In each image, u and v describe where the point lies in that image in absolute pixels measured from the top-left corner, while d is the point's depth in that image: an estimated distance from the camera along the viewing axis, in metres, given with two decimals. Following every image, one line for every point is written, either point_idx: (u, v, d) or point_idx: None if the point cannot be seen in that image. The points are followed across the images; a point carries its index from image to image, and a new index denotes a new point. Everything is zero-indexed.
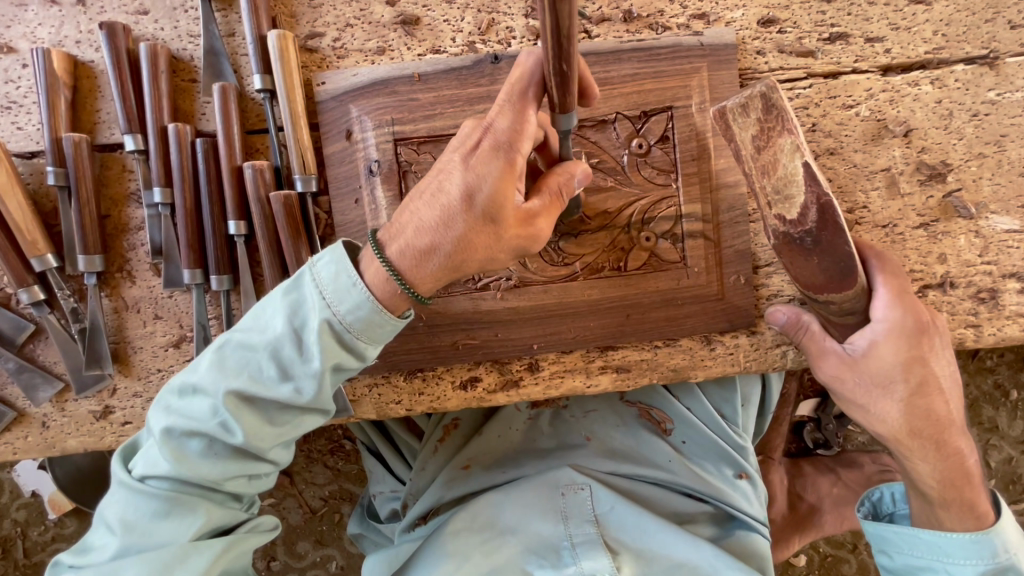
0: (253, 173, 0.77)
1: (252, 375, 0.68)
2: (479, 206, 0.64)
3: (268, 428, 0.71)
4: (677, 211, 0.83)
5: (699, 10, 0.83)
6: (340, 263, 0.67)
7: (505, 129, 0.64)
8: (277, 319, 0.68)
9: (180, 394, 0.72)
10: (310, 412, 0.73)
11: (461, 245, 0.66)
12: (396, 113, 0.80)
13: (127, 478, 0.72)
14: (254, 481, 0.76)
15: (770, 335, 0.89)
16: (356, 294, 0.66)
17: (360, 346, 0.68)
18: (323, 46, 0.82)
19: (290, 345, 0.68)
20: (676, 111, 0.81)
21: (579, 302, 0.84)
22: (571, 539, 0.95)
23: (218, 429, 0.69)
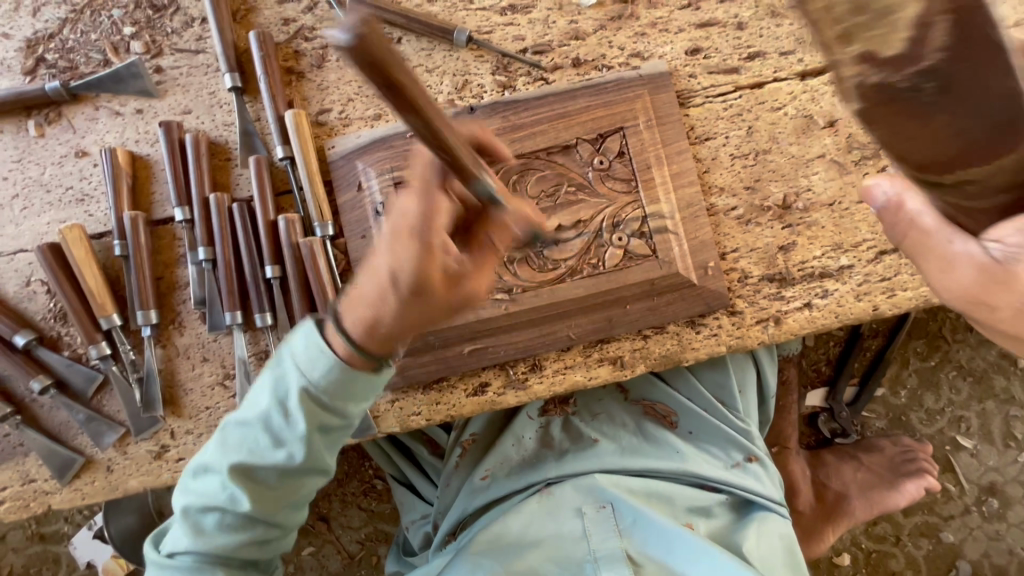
0: (286, 224, 0.94)
1: (250, 447, 0.75)
2: (404, 285, 0.62)
3: (273, 495, 0.77)
4: (642, 212, 0.95)
5: (635, 50, 1.00)
6: (303, 334, 0.74)
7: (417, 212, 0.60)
8: (261, 395, 0.75)
9: (192, 475, 0.78)
10: (311, 473, 0.79)
11: (401, 321, 0.66)
12: (394, 162, 0.96)
13: (157, 555, 0.79)
14: (269, 547, 0.80)
15: (749, 313, 0.98)
16: (323, 359, 0.71)
17: (336, 405, 0.74)
18: (330, 119, 1.00)
19: (278, 414, 0.74)
20: (627, 130, 0.95)
21: (568, 302, 0.95)
22: (595, 554, 1.01)
23: (226, 502, 0.74)
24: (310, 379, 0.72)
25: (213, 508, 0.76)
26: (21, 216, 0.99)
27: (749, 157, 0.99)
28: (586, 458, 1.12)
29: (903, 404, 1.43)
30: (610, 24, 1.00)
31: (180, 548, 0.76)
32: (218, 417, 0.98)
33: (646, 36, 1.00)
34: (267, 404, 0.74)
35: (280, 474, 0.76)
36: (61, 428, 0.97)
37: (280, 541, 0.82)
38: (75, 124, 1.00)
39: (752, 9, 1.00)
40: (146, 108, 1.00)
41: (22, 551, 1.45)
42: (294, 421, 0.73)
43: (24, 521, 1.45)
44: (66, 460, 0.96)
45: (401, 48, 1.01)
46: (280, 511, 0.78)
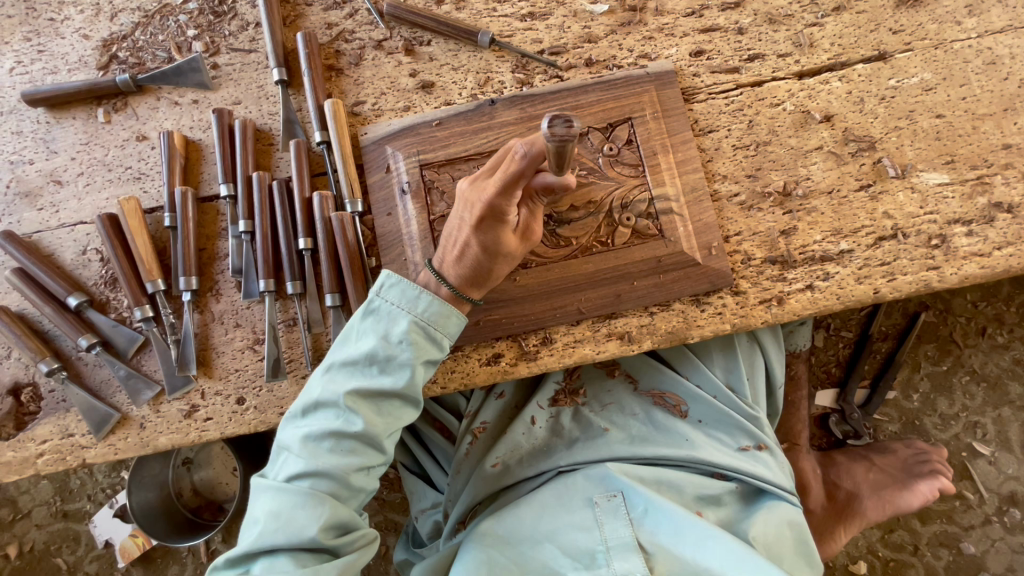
0: (320, 200, 1.02)
1: (362, 376, 0.88)
2: (496, 253, 0.89)
3: (380, 420, 0.89)
4: (648, 195, 1.02)
5: (643, 52, 1.09)
6: (403, 282, 0.92)
7: (496, 202, 0.83)
8: (369, 333, 0.90)
9: (303, 412, 0.90)
10: (408, 404, 0.92)
11: (493, 274, 0.93)
12: (420, 147, 1.05)
13: (270, 483, 0.87)
14: (370, 478, 0.91)
15: (752, 293, 1.02)
16: (425, 297, 0.91)
17: (437, 338, 0.91)
18: (364, 110, 1.10)
19: (384, 348, 0.89)
20: (635, 120, 1.03)
21: (579, 276, 1.00)
22: (607, 543, 1.02)
23: (344, 424, 0.86)
24: (417, 317, 0.90)
25: (330, 434, 0.86)
26: (84, 191, 1.10)
27: (750, 148, 1.06)
28: (597, 446, 1.14)
29: (916, 408, 1.43)
30: (620, 29, 1.10)
31: (296, 472, 0.86)
32: (246, 379, 1.04)
33: (653, 39, 1.10)
34: (378, 338, 0.89)
35: (386, 403, 0.90)
36: (102, 385, 1.05)
37: (379, 471, 0.92)
38: (139, 112, 1.12)
39: (752, 16, 1.10)
40: (201, 99, 1.12)
41: (44, 528, 1.49)
42: (402, 351, 0.89)
43: (49, 498, 1.50)
44: (104, 414, 1.02)
45: (431, 48, 1.12)
46: (384, 439, 0.90)
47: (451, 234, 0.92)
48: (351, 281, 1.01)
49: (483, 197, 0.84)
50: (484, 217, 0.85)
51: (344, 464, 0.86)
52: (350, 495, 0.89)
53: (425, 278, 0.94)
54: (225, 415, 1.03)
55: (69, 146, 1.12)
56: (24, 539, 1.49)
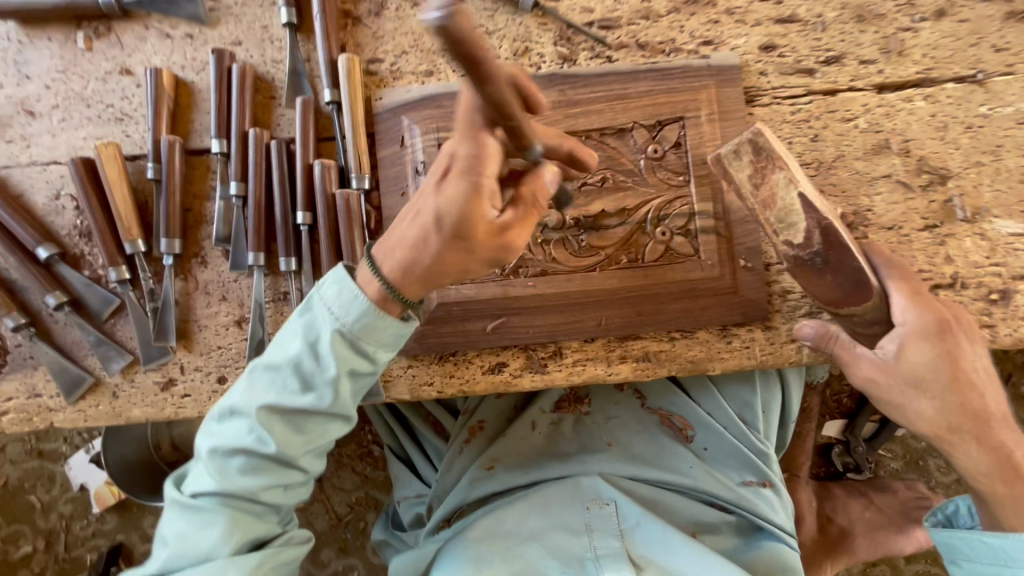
0: (321, 169, 0.91)
1: (279, 390, 0.76)
2: (449, 233, 0.67)
3: (297, 437, 0.77)
4: (689, 209, 0.91)
5: (706, 37, 0.95)
6: (345, 279, 0.75)
7: (464, 153, 0.63)
8: (295, 339, 0.76)
9: (217, 418, 0.79)
10: (334, 420, 0.79)
11: (436, 262, 0.70)
12: (441, 122, 0.93)
13: (177, 499, 0.79)
14: (289, 495, 0.81)
15: (785, 329, 0.93)
16: (361, 301, 0.74)
17: (369, 350, 0.76)
18: (381, 69, 0.97)
19: (308, 359, 0.75)
20: (687, 121, 0.91)
21: (601, 292, 0.91)
22: (596, 551, 0.97)
23: (256, 443, 0.75)
24: (346, 323, 0.74)
25: (242, 452, 0.76)
26: (58, 127, 0.98)
27: (810, 167, 0.94)
28: (596, 460, 1.08)
29: (923, 447, 1.38)
30: (684, 7, 0.95)
31: (204, 490, 0.77)
32: (228, 358, 0.96)
33: (720, 24, 0.95)
34: (304, 347, 0.75)
35: (304, 418, 0.77)
36: (73, 346, 0.97)
37: (302, 487, 0.83)
38: (123, 41, 0.98)
39: (837, 11, 0.95)
40: (196, 34, 0.98)
41: (19, 465, 1.47)
42: (325, 363, 0.75)
43: (23, 435, 1.46)
44: (75, 378, 0.95)
45: None
46: (301, 457, 0.79)
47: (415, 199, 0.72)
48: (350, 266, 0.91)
49: (448, 142, 0.65)
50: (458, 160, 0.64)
51: (254, 485, 0.77)
52: (267, 511, 0.81)
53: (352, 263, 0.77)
54: (204, 394, 0.96)
55: (42, 71, 0.98)
56: None
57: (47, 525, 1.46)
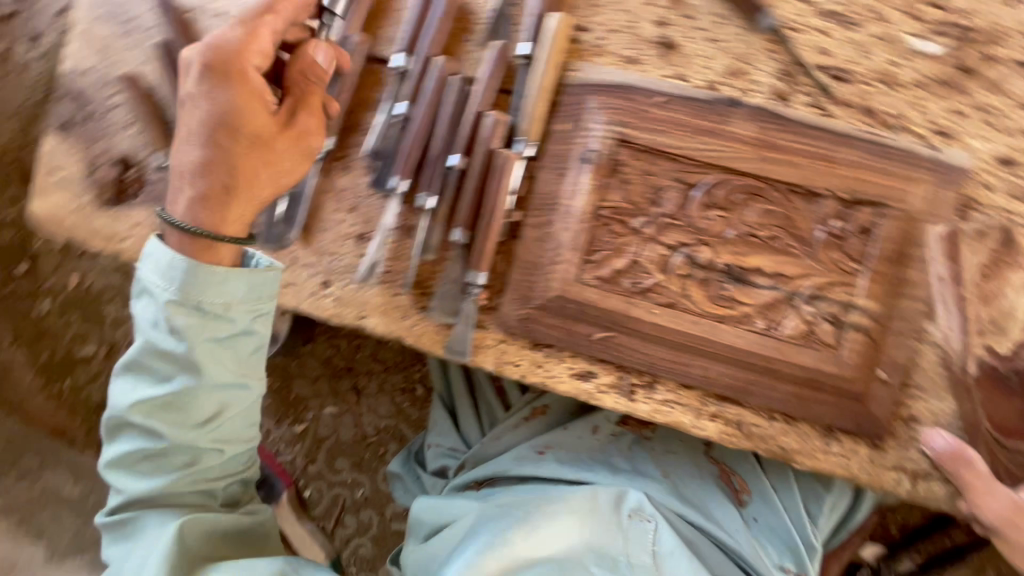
0: (493, 122, 0.88)
1: (142, 375, 0.82)
2: (236, 130, 0.79)
3: (180, 415, 0.81)
4: (850, 299, 0.84)
5: (943, 126, 0.85)
6: (158, 247, 0.79)
7: (228, 51, 0.79)
8: (141, 328, 0.81)
9: (110, 437, 0.86)
10: (228, 390, 0.82)
11: (246, 174, 0.80)
12: (627, 117, 0.87)
13: (105, 516, 0.86)
14: (222, 466, 0.88)
15: (892, 455, 0.87)
16: (180, 266, 0.77)
17: (221, 310, 0.79)
18: (585, 39, 0.91)
19: (154, 342, 0.80)
20: (886, 210, 0.83)
21: (722, 346, 0.86)
22: (630, 558, 0.89)
23: (148, 437, 0.82)
24: (183, 290, 0.77)
25: (141, 455, 0.83)
26: None
27: (992, 302, 0.86)
28: (645, 481, 1.05)
29: None
30: (931, 86, 0.85)
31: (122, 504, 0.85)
32: (339, 267, 0.97)
33: (964, 118, 0.85)
34: (144, 336, 0.80)
35: (191, 401, 0.80)
36: None
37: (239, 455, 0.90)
38: None
39: None
40: None
41: (105, 275, 1.59)
42: (178, 336, 0.78)
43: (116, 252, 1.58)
44: None
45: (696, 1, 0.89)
46: (199, 438, 0.83)
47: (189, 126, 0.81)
48: (486, 226, 0.90)
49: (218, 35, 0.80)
50: (222, 59, 0.78)
51: (171, 480, 0.83)
52: (206, 496, 0.89)
53: (200, 220, 0.80)
54: (305, 291, 0.97)
55: None
56: (84, 275, 1.59)
57: (113, 338, 1.59)
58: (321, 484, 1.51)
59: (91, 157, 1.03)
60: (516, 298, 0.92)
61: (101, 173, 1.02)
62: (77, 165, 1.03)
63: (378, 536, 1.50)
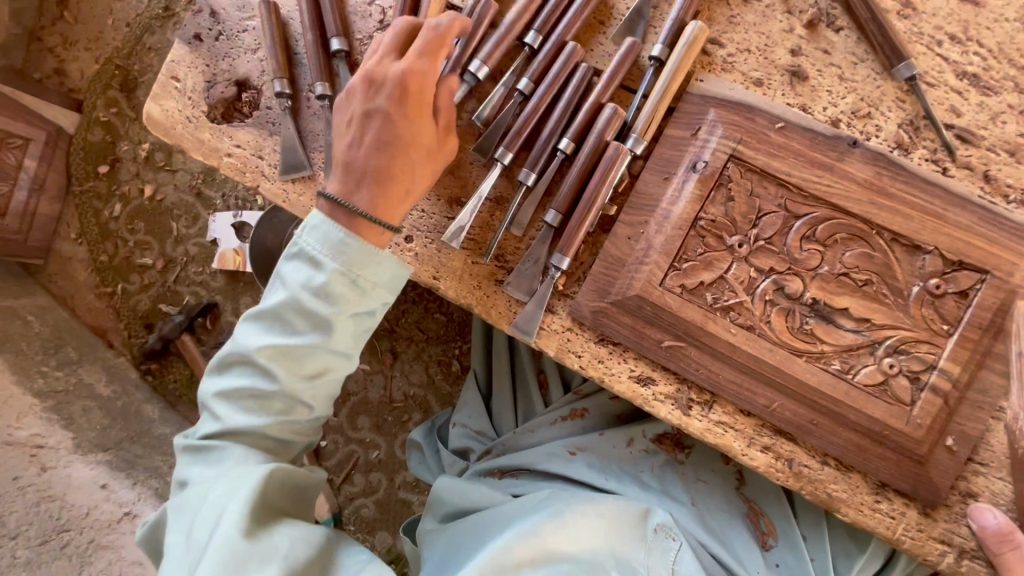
0: (611, 114, 0.88)
1: (274, 324, 0.78)
2: (418, 147, 0.83)
3: (302, 369, 0.77)
4: (932, 360, 0.83)
5: None
6: (328, 223, 0.79)
7: (417, 74, 0.82)
8: (288, 282, 0.78)
9: (220, 368, 0.81)
10: (343, 358, 0.80)
11: (416, 177, 0.84)
12: (745, 135, 0.87)
13: (190, 442, 0.80)
14: (307, 427, 0.83)
15: (942, 527, 0.85)
16: (352, 244, 0.77)
17: (368, 287, 0.79)
18: (716, 54, 0.92)
19: (302, 301, 0.76)
20: (989, 278, 0.82)
21: (792, 379, 0.85)
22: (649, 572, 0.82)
23: (263, 380, 0.77)
24: (342, 261, 0.77)
25: (251, 394, 0.78)
26: None
27: None
28: (672, 504, 0.98)
29: None
30: None
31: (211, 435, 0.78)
32: (425, 224, 0.98)
33: None
34: (291, 290, 0.77)
35: (312, 359, 0.77)
36: (311, 135, 1.03)
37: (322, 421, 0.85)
38: None
39: None
40: None
41: (179, 192, 1.64)
42: (323, 301, 0.77)
43: (195, 172, 1.63)
44: (297, 161, 1.01)
45: (835, 37, 0.90)
46: (309, 394, 0.79)
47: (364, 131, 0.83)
48: (581, 213, 0.90)
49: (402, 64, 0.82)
50: (417, 87, 0.82)
51: (265, 426, 0.77)
52: (280, 446, 0.81)
53: (367, 203, 0.82)
54: None
55: None
56: (159, 188, 1.64)
57: (172, 253, 1.63)
58: (340, 437, 1.53)
59: (213, 73, 1.06)
60: (594, 290, 0.92)
61: (219, 89, 1.06)
62: (198, 76, 1.06)
63: (382, 500, 1.50)
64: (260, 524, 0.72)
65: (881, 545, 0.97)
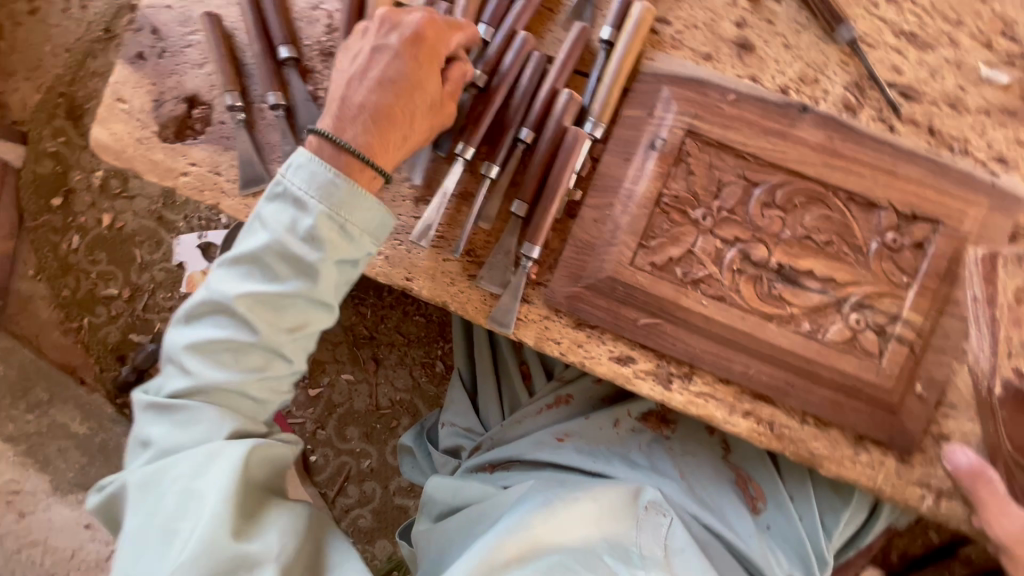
0: (566, 100, 0.89)
1: (255, 270, 0.77)
2: (418, 94, 0.84)
3: (284, 318, 0.78)
4: (896, 311, 0.86)
5: (1002, 155, 0.87)
6: (313, 161, 0.79)
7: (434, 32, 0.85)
8: (268, 225, 0.77)
9: (189, 319, 0.78)
10: (324, 308, 0.81)
11: (409, 124, 0.85)
12: (699, 109, 0.89)
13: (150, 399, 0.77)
14: (279, 385, 0.81)
15: (919, 471, 0.88)
16: (337, 186, 0.78)
17: (354, 233, 0.79)
18: (665, 32, 0.93)
19: (285, 245, 0.76)
20: (942, 227, 0.85)
21: (765, 344, 0.87)
22: (642, 549, 0.83)
23: (243, 330, 0.76)
24: (328, 204, 0.77)
25: (230, 345, 0.76)
26: None
27: None
28: (663, 479, 1.00)
29: None
30: (995, 115, 0.88)
31: (177, 393, 0.76)
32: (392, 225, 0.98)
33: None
34: (272, 234, 0.77)
35: (295, 307, 0.78)
36: (268, 146, 1.01)
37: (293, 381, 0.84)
38: None
39: None
40: None
41: (139, 219, 1.59)
42: (312, 245, 0.77)
43: (154, 197, 1.59)
44: (257, 174, 0.99)
45: (776, 8, 0.92)
46: (291, 345, 0.79)
47: (370, 68, 0.84)
48: (547, 201, 0.90)
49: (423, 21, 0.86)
50: (432, 36, 0.85)
51: (242, 380, 0.77)
52: (255, 407, 0.80)
53: (361, 143, 0.83)
54: None
55: None
56: (118, 216, 1.59)
57: (138, 281, 1.59)
58: (329, 450, 1.51)
59: (160, 92, 1.04)
60: (567, 276, 0.92)
61: (168, 108, 1.03)
62: (145, 97, 1.03)
63: (378, 509, 1.49)
64: (247, 520, 0.72)
65: (864, 497, 1.01)
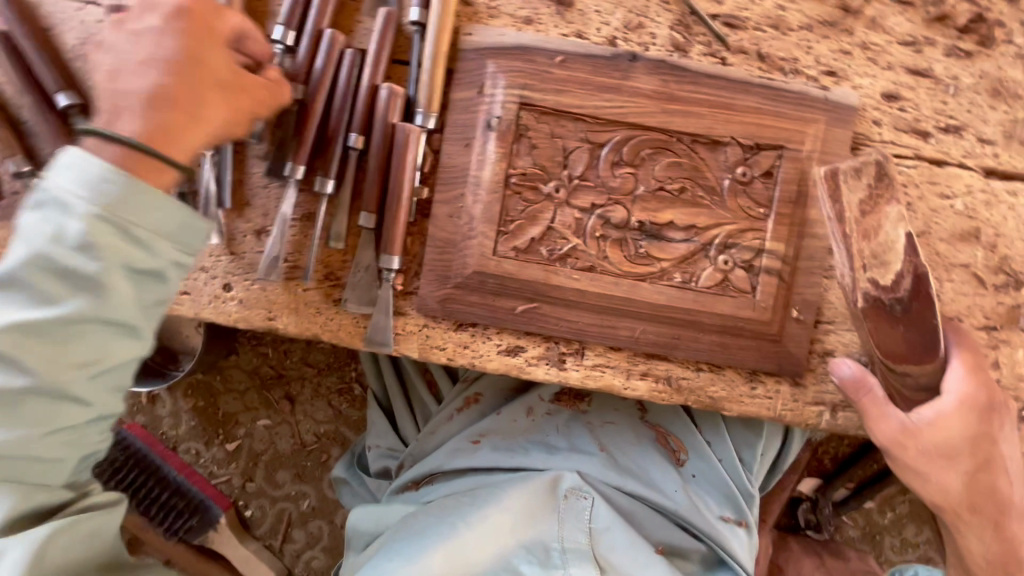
0: (388, 96, 0.82)
1: (20, 297, 0.64)
2: (197, 71, 0.70)
3: (68, 352, 0.65)
4: (759, 244, 0.85)
5: (831, 68, 0.87)
6: (82, 158, 0.64)
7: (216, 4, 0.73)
8: (26, 240, 0.63)
9: None
10: (124, 332, 0.68)
11: (188, 104, 0.70)
12: (528, 78, 0.84)
13: None
14: (80, 436, 0.70)
15: (812, 390, 0.90)
16: (111, 182, 0.64)
17: (145, 239, 0.66)
18: (478, 2, 0.87)
19: (52, 262, 0.63)
20: (786, 152, 0.84)
21: (644, 304, 0.86)
22: (563, 543, 0.86)
23: (14, 373, 0.63)
24: (105, 209, 0.64)
25: None
26: None
27: None
28: (583, 458, 0.99)
29: (884, 524, 1.41)
30: (818, 28, 0.87)
31: None
32: (240, 266, 0.89)
33: (850, 57, 0.87)
34: (32, 252, 0.63)
35: (78, 336, 0.65)
36: None
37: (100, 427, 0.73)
38: None
39: (975, 79, 0.88)
40: None
41: None
42: (88, 258, 0.64)
43: None
44: None
45: None
46: (85, 382, 0.67)
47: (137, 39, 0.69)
48: (392, 207, 0.84)
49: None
50: (199, 9, 0.71)
51: (25, 438, 0.65)
52: (51, 469, 0.69)
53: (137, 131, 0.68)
54: (205, 297, 0.89)
55: None
56: None
57: None
58: (263, 501, 1.42)
59: None
60: (434, 279, 0.87)
61: None
62: None
63: (330, 546, 1.44)
64: None
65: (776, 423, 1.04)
